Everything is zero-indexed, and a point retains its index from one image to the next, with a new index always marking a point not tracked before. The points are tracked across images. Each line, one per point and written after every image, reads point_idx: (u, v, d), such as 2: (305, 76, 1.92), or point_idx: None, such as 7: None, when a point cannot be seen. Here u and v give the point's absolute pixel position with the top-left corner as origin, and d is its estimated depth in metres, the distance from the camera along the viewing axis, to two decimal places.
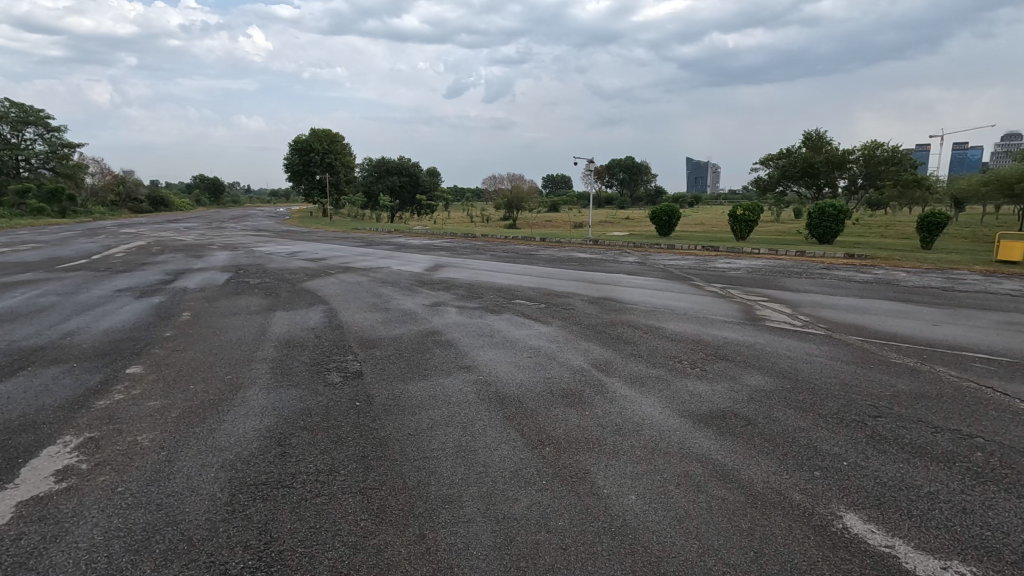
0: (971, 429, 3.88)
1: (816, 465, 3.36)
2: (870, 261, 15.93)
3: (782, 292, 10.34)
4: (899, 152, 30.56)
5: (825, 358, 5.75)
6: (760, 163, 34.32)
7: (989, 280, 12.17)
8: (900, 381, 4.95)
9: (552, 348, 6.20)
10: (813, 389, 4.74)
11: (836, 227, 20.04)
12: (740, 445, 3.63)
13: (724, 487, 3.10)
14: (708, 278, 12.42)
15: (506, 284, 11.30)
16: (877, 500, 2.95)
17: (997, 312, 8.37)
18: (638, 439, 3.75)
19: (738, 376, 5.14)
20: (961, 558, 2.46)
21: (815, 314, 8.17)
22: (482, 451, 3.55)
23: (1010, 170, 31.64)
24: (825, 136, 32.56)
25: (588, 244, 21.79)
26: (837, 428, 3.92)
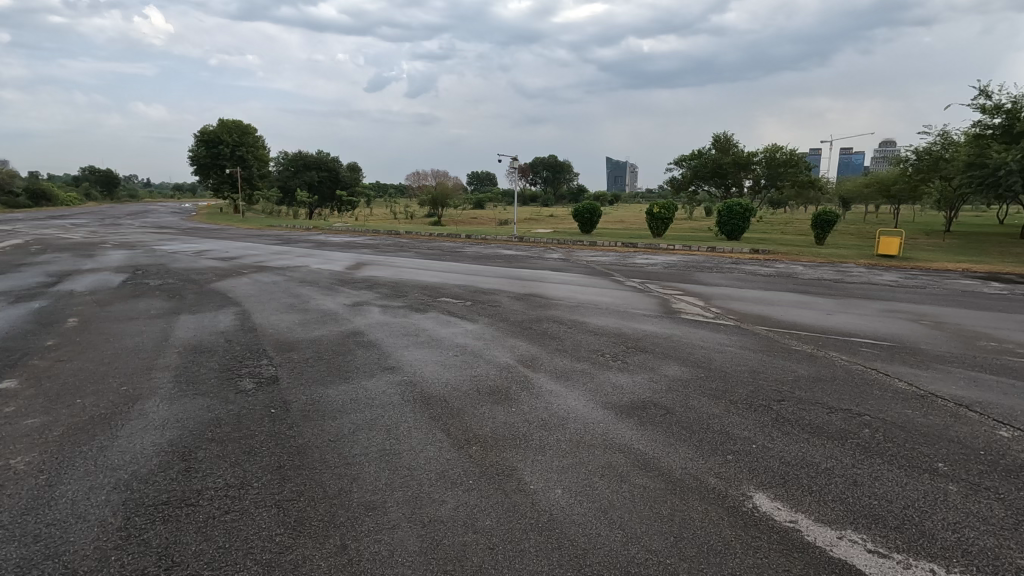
0: (860, 408, 4.27)
1: (728, 449, 3.56)
2: (773, 255, 17.18)
3: (696, 286, 10.92)
4: (796, 155, 33.22)
5: (735, 347, 6.13)
6: (675, 163, 36.32)
7: (872, 272, 13.52)
8: (800, 367, 5.37)
9: (478, 345, 6.18)
10: (724, 377, 5.04)
11: (743, 224, 21.46)
12: (660, 434, 3.78)
13: (645, 476, 3.21)
14: (628, 273, 12.90)
15: (431, 281, 11.15)
16: (782, 479, 3.17)
17: (880, 301, 9.30)
18: (564, 432, 3.80)
19: (656, 366, 5.36)
20: (854, 526, 2.69)
21: (725, 307, 8.69)
22: (407, 453, 3.46)
23: (887, 174, 35.41)
24: (732, 139, 34.82)
25: (513, 242, 21.94)
26: (746, 412, 4.18)
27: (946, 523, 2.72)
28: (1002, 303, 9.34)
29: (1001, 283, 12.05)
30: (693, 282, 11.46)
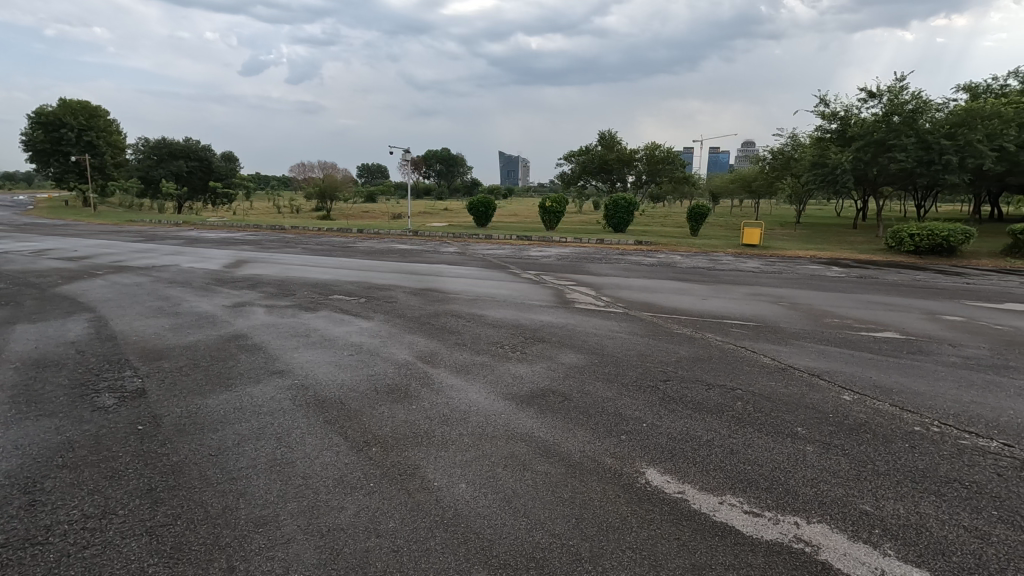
0: (733, 383, 4.71)
1: (621, 430, 3.75)
2: (655, 246, 18.41)
3: (587, 276, 11.41)
4: (672, 152, 35.75)
5: (625, 333, 6.49)
6: (564, 158, 37.58)
7: (739, 260, 14.96)
8: (682, 348, 5.81)
9: (375, 343, 5.97)
10: (616, 361, 5.31)
11: (628, 217, 22.77)
12: (559, 420, 3.90)
13: (547, 462, 3.29)
14: (523, 266, 13.15)
15: (322, 279, 10.58)
16: (670, 453, 3.41)
17: (746, 286, 10.33)
18: (466, 426, 3.79)
19: (554, 355, 5.53)
20: (732, 491, 2.97)
21: (615, 295, 9.16)
22: (300, 461, 3.25)
23: (749, 172, 39.31)
24: (616, 136, 36.69)
25: (408, 236, 21.45)
26: (637, 394, 4.44)
27: (806, 480, 3.08)
28: (840, 284, 10.78)
29: (840, 267, 13.90)
30: (585, 273, 11.96)
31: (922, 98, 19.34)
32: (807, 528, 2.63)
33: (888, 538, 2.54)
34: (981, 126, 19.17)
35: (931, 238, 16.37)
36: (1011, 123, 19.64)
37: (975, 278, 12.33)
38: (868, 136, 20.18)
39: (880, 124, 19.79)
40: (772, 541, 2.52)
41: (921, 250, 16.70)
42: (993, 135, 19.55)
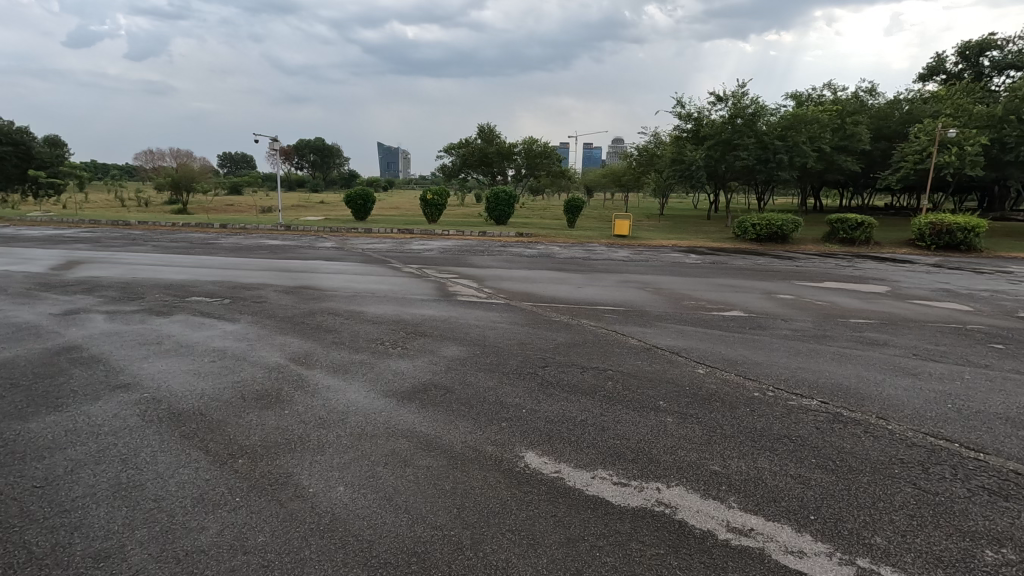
0: (605, 365, 5.03)
1: (502, 417, 3.85)
2: (535, 238, 18.99)
3: (470, 269, 11.48)
4: (549, 147, 36.96)
5: (505, 323, 6.64)
6: (444, 150, 37.26)
7: (612, 250, 15.95)
8: (559, 335, 6.08)
9: (242, 346, 5.53)
10: (497, 351, 5.43)
11: (509, 210, 23.24)
12: (441, 413, 3.90)
13: (428, 456, 3.28)
14: (405, 260, 12.89)
15: (177, 279, 9.53)
16: (548, 435, 3.56)
17: (617, 274, 11.05)
18: (344, 428, 3.65)
19: (436, 349, 5.51)
20: (604, 466, 3.17)
21: (496, 287, 9.32)
22: (152, 483, 2.93)
23: (618, 167, 41.93)
24: (495, 129, 37.08)
25: (278, 231, 20.03)
26: (517, 381, 4.57)
27: (667, 448, 3.39)
28: (697, 270, 11.95)
29: (697, 255, 15.38)
30: (467, 266, 12.02)
31: (759, 103, 21.89)
32: (667, 492, 2.89)
33: (733, 492, 2.88)
34: (805, 129, 22.19)
35: (769, 228, 18.74)
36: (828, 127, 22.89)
37: (803, 261, 14.33)
38: (717, 136, 22.42)
39: (726, 126, 22.11)
40: (637, 508, 2.75)
41: (761, 238, 19.03)
42: (814, 137, 22.67)
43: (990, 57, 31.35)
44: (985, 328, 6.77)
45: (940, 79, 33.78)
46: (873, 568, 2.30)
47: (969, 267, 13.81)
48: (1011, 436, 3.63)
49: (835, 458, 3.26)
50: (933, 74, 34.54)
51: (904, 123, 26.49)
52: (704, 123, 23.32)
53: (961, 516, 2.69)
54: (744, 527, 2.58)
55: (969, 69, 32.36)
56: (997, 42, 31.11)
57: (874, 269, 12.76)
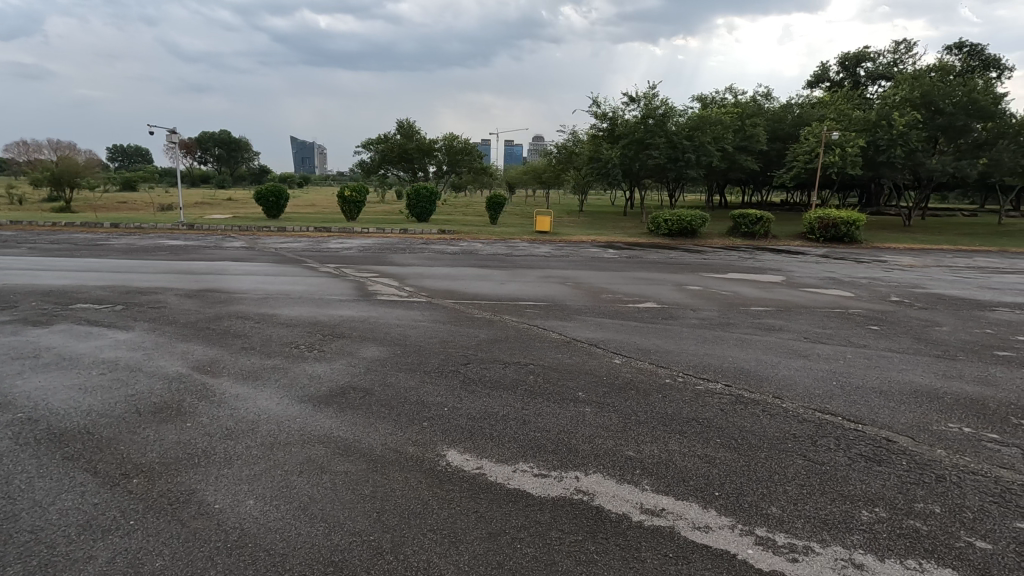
0: (527, 359, 5.11)
1: (423, 417, 3.81)
2: (458, 235, 18.90)
3: (390, 268, 11.22)
4: (470, 144, 36.82)
5: (427, 321, 6.57)
6: (362, 146, 36.14)
7: (534, 246, 16.20)
8: (481, 331, 6.09)
9: (137, 356, 5.09)
10: (418, 350, 5.36)
11: (430, 207, 22.96)
12: (360, 416, 3.79)
13: (346, 461, 3.18)
14: (322, 259, 12.40)
15: (59, 285, 8.59)
16: (471, 432, 3.56)
17: (538, 270, 11.23)
18: (254, 437, 3.45)
19: (354, 350, 5.34)
20: (525, 459, 3.22)
21: (418, 285, 9.17)
22: (28, 512, 2.63)
23: (539, 164, 42.55)
24: (414, 125, 36.42)
25: (180, 230, 18.59)
26: (439, 380, 4.54)
27: (585, 437, 3.49)
28: (614, 265, 12.40)
29: (615, 249, 15.97)
30: (387, 264, 11.74)
31: (668, 104, 23.03)
32: (585, 480, 2.99)
33: (646, 476, 3.02)
34: (710, 130, 23.63)
35: (680, 223, 19.81)
36: (730, 129, 24.48)
37: (710, 254, 15.26)
38: (630, 136, 23.33)
39: (639, 125, 23.07)
40: (557, 497, 2.81)
41: (673, 233, 20.06)
42: (718, 138, 24.16)
43: (865, 68, 34.85)
44: (863, 312, 7.54)
45: (825, 86, 37.15)
46: (769, 536, 2.50)
47: (851, 257, 15.33)
48: (884, 407, 4.07)
49: (738, 436, 3.51)
50: (818, 82, 37.92)
51: (795, 126, 28.89)
52: (618, 123, 24.18)
53: (843, 481, 2.99)
54: (656, 508, 2.72)
55: (848, 78, 35.80)
56: (870, 54, 34.67)
57: (772, 261, 13.83)
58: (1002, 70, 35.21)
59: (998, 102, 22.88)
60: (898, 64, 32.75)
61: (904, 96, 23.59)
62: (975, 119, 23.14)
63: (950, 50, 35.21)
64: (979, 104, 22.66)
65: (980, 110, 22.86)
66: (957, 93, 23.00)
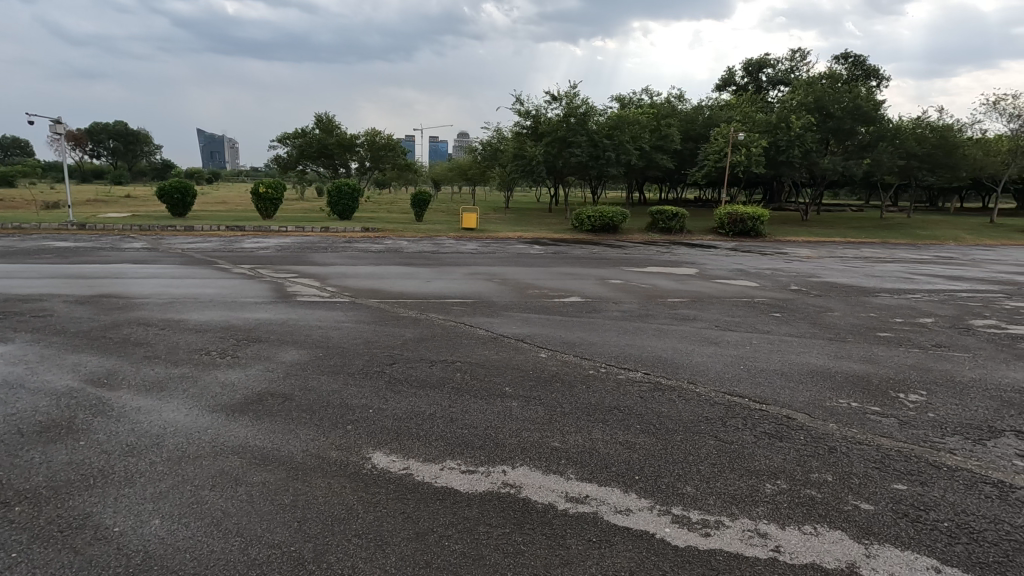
0: (454, 357, 5.08)
1: (347, 420, 3.69)
2: (382, 233, 18.45)
3: (310, 267, 10.78)
4: (393, 140, 36.01)
5: (351, 322, 6.37)
6: (277, 140, 34.34)
7: (460, 243, 16.13)
8: (407, 331, 6.00)
9: (17, 371, 4.56)
10: (341, 352, 5.19)
11: (352, 204, 22.26)
12: (278, 423, 3.62)
13: (264, 471, 3.03)
14: (235, 260, 11.70)
15: None
16: (397, 433, 3.50)
17: (464, 267, 11.21)
18: (160, 453, 3.21)
19: (272, 355, 5.09)
20: (453, 456, 3.21)
21: (341, 285, 8.87)
22: None
23: (465, 161, 42.35)
24: (334, 119, 35.11)
25: (68, 230, 16.84)
26: (364, 381, 4.43)
27: (512, 431, 3.54)
28: (540, 260, 12.60)
29: (540, 245, 16.22)
30: (306, 264, 11.26)
31: (589, 104, 23.68)
32: (512, 473, 3.03)
33: (571, 465, 3.11)
34: (628, 130, 24.55)
35: (602, 219, 20.43)
36: (647, 128, 25.54)
37: (630, 249, 15.86)
38: (553, 133, 23.74)
39: (561, 124, 23.53)
40: (485, 492, 2.83)
41: (596, 229, 20.67)
42: (636, 137, 25.14)
43: (766, 74, 37.51)
44: (767, 301, 8.15)
45: (731, 90, 39.62)
46: (685, 514, 2.65)
47: (757, 250, 16.50)
48: (785, 387, 4.43)
49: (656, 422, 3.68)
50: (726, 85, 40.37)
51: (706, 127, 30.61)
52: (541, 121, 24.50)
53: (749, 458, 3.21)
54: (580, 495, 2.80)
55: (752, 83, 38.38)
56: (770, 61, 37.37)
57: (687, 255, 14.60)
58: (880, 80, 39.20)
59: (878, 108, 25.46)
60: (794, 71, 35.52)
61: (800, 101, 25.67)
62: (860, 123, 25.58)
63: (837, 60, 38.69)
64: (863, 109, 25.11)
65: (863, 115, 25.35)
66: (845, 99, 25.34)
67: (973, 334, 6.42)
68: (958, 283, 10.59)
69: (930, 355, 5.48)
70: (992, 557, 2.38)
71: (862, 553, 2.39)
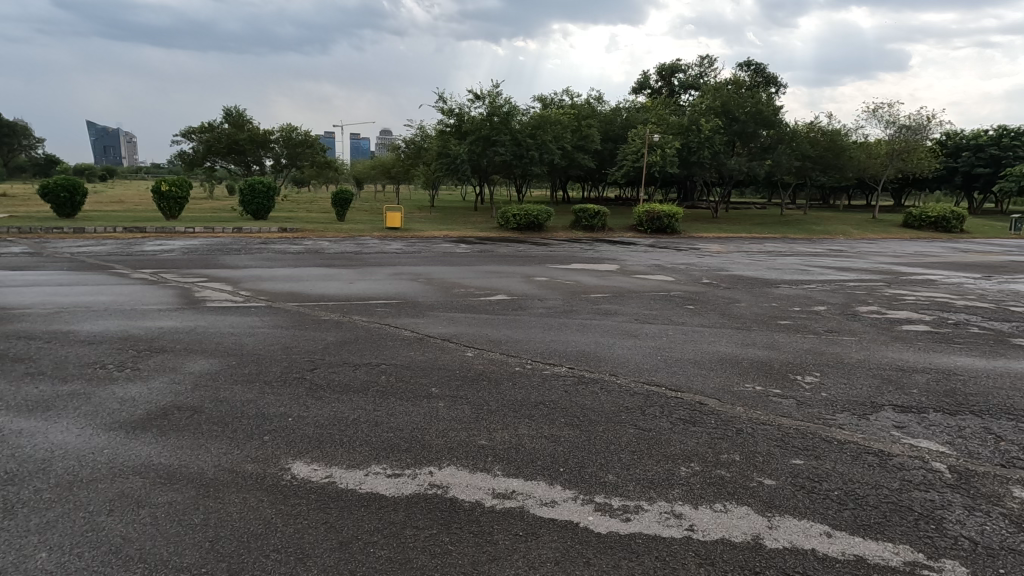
0: (378, 359, 4.98)
1: (264, 430, 3.52)
2: (300, 233, 17.68)
3: (222, 270, 10.15)
4: (311, 137, 34.62)
5: (267, 327, 6.06)
6: (181, 135, 31.98)
7: (385, 243, 15.77)
8: (329, 334, 5.79)
9: None
10: (257, 359, 4.93)
11: (267, 203, 21.15)
12: (185, 438, 3.38)
13: (170, 490, 2.82)
14: (135, 264, 10.78)
15: None
16: (317, 441, 3.37)
17: (388, 267, 10.99)
18: (46, 478, 2.91)
19: (178, 365, 4.74)
20: (378, 460, 3.15)
21: (256, 289, 8.42)
22: None
23: (388, 159, 41.44)
24: (245, 113, 33.15)
25: None
26: (282, 389, 4.23)
27: (438, 431, 3.52)
28: (466, 259, 12.58)
29: (466, 244, 16.18)
30: (217, 267, 10.57)
31: (511, 104, 23.87)
32: (439, 474, 3.01)
33: (498, 462, 3.14)
34: (550, 130, 25.03)
35: (527, 218, 20.70)
36: (568, 129, 26.17)
37: (555, 246, 16.21)
38: (477, 132, 23.74)
39: (485, 122, 23.59)
40: (411, 494, 2.80)
41: (522, 227, 20.90)
42: (558, 137, 25.69)
43: (678, 78, 39.52)
44: (682, 294, 8.61)
45: (647, 93, 41.38)
46: (608, 501, 2.75)
47: (672, 246, 17.37)
48: (697, 374, 4.72)
49: (580, 415, 3.79)
50: (641, 88, 42.12)
51: (624, 128, 31.80)
52: (465, 120, 24.42)
53: (667, 443, 3.39)
54: (507, 491, 2.84)
55: (665, 87, 40.28)
56: (682, 66, 39.39)
57: (609, 251, 15.12)
58: (778, 87, 42.44)
59: (777, 113, 27.58)
60: (703, 76, 37.70)
61: (708, 105, 27.27)
62: (761, 127, 27.59)
63: (741, 66, 41.43)
64: (764, 114, 27.12)
65: (764, 119, 27.36)
66: (748, 104, 27.24)
67: (859, 319, 7.12)
68: (846, 274, 11.69)
69: (823, 340, 6.03)
70: (874, 519, 2.66)
71: (766, 525, 2.58)
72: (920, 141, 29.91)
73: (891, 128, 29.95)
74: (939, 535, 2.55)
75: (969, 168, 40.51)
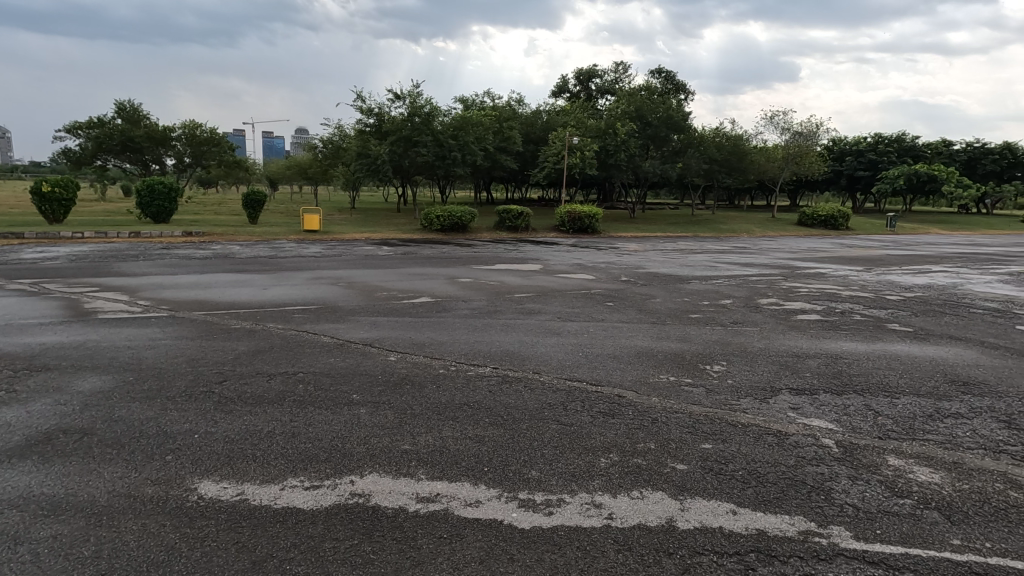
0: (294, 368, 4.77)
1: (167, 450, 3.27)
2: (208, 237, 16.58)
3: (117, 279, 9.31)
4: (217, 135, 32.57)
5: (171, 339, 5.63)
6: (66, 130, 29.06)
7: (301, 246, 15.12)
8: (241, 344, 5.47)
9: None
10: (158, 374, 4.57)
11: (169, 205, 19.64)
12: (74, 464, 3.08)
13: (55, 522, 2.56)
14: (10, 273, 9.64)
15: None
16: (227, 458, 3.17)
17: (306, 271, 10.53)
18: None
19: (65, 385, 4.31)
20: (295, 473, 3.02)
21: (156, 298, 7.81)
22: None
23: (304, 159, 39.76)
24: (140, 108, 30.64)
25: None
26: (187, 404, 3.95)
27: (360, 439, 3.42)
28: (388, 261, 12.31)
29: (388, 246, 15.85)
30: (110, 275, 9.68)
31: (432, 104, 23.67)
32: (360, 482, 2.93)
33: (422, 465, 3.10)
34: (472, 131, 25.05)
35: (451, 219, 20.57)
36: (490, 131, 26.32)
37: (478, 247, 16.24)
38: (397, 132, 23.32)
39: (405, 123, 23.24)
40: (331, 506, 2.71)
41: (445, 228, 20.76)
42: (480, 138, 25.76)
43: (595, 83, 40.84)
44: (602, 291, 8.91)
45: (566, 96, 42.41)
46: (531, 497, 2.80)
47: (593, 245, 17.90)
48: (615, 368, 4.91)
49: (504, 414, 3.83)
50: (561, 92, 43.12)
51: (544, 130, 32.40)
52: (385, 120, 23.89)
53: (587, 437, 3.50)
54: (430, 494, 2.82)
55: (583, 91, 41.49)
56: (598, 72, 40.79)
57: (532, 251, 15.34)
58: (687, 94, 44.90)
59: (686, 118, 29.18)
60: (618, 81, 39.20)
61: (624, 109, 28.36)
62: (672, 131, 29.09)
63: (653, 73, 43.43)
64: (674, 119, 28.63)
65: (675, 124, 28.88)
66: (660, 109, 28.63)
67: (760, 311, 7.69)
68: (750, 269, 12.56)
69: (729, 330, 6.47)
70: (773, 495, 2.88)
71: (678, 508, 2.74)
72: (811, 147, 32.75)
73: (786, 134, 32.53)
74: (828, 504, 2.81)
75: (853, 172, 44.84)
